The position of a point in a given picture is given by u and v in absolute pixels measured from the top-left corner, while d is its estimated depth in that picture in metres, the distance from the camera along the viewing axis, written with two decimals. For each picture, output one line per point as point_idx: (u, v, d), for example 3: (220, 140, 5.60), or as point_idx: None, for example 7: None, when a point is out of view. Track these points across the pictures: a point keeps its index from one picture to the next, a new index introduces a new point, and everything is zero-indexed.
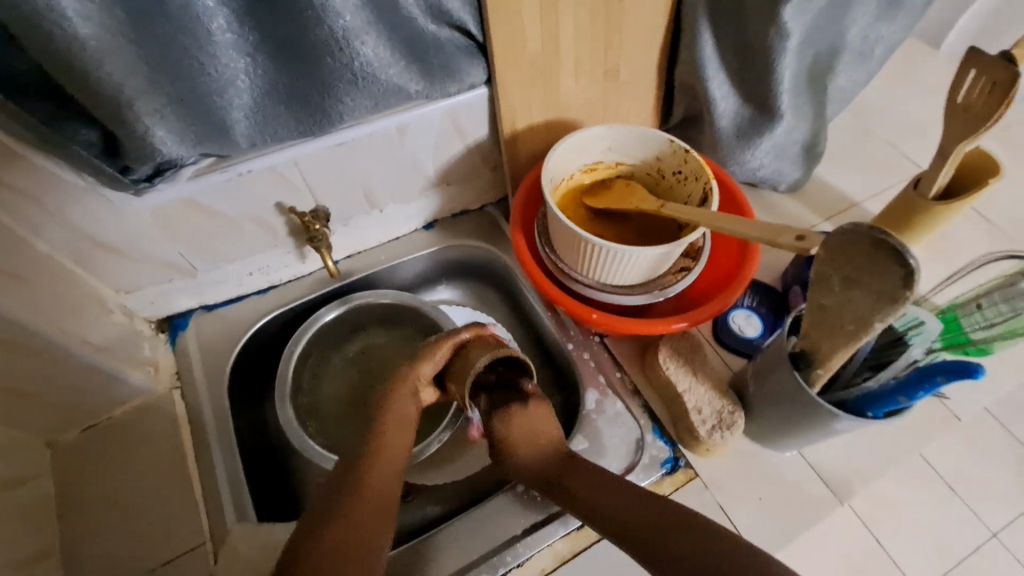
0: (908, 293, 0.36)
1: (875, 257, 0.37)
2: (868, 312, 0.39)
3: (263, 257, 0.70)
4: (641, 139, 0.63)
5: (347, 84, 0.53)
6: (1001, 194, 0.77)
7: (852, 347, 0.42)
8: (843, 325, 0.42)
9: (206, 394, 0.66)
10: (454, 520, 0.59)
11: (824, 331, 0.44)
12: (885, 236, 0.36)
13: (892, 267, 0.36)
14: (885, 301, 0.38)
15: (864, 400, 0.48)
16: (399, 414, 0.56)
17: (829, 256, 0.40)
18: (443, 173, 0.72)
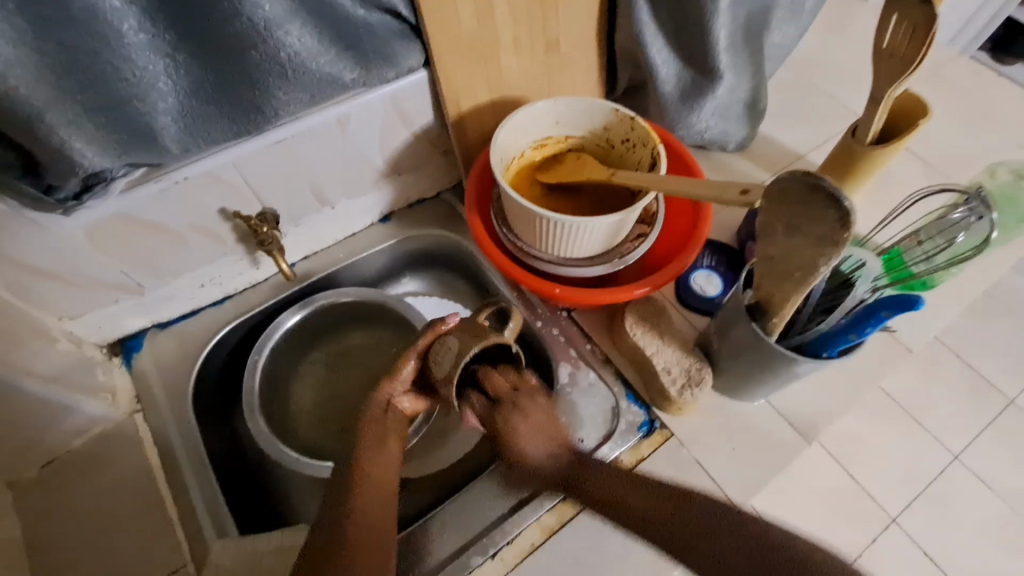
0: (846, 235, 0.37)
1: (812, 202, 0.38)
2: (812, 257, 0.40)
3: (215, 267, 0.67)
4: (586, 110, 0.63)
5: (276, 78, 0.51)
6: (935, 134, 0.81)
7: (802, 294, 0.44)
8: (791, 273, 0.43)
9: (170, 414, 0.64)
10: (443, 506, 0.60)
11: (775, 281, 0.45)
12: (819, 181, 0.37)
13: (829, 211, 0.38)
14: (826, 244, 0.39)
15: (819, 342, 0.50)
16: (378, 427, 0.56)
17: (770, 207, 0.41)
18: (393, 163, 0.71)
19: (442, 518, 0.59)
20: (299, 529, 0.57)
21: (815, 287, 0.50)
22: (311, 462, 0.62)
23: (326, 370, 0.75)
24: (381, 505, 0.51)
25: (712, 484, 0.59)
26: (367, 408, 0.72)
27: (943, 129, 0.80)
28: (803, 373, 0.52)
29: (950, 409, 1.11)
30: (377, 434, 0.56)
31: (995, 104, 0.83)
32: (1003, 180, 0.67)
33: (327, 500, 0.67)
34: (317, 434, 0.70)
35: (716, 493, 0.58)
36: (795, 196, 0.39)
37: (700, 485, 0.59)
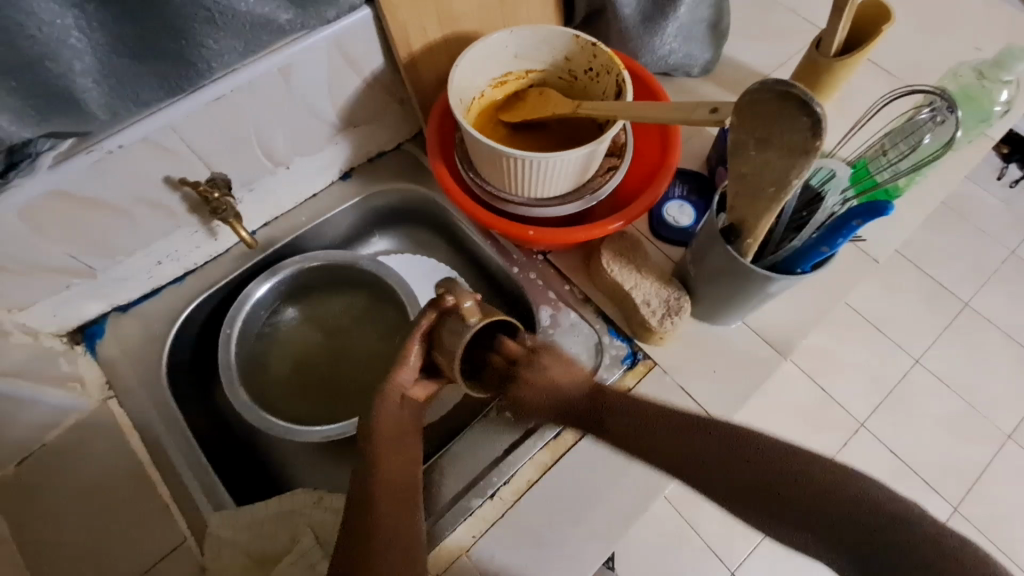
0: (818, 143, 0.37)
1: (783, 112, 0.37)
2: (786, 170, 0.40)
3: (169, 242, 0.64)
4: (544, 40, 0.60)
5: (203, 24, 0.47)
6: (895, 41, 0.80)
7: (774, 211, 0.44)
8: (764, 190, 0.43)
9: (146, 398, 0.62)
10: (449, 446, 0.61)
11: (748, 203, 0.45)
12: (790, 89, 0.36)
13: (801, 120, 0.37)
14: (798, 155, 0.38)
15: (792, 259, 0.50)
16: (395, 410, 0.53)
17: (742, 122, 0.40)
18: (346, 114, 0.67)
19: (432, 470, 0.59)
20: (296, 492, 0.56)
21: (787, 203, 0.50)
22: (300, 429, 0.61)
23: (306, 337, 0.73)
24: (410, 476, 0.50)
25: (695, 406, 0.61)
26: (350, 372, 0.71)
27: (904, 37, 0.80)
28: (778, 291, 0.53)
29: (902, 315, 1.30)
30: (395, 421, 0.52)
31: (953, 5, 0.82)
32: (963, 81, 0.67)
33: (321, 464, 0.67)
34: (301, 401, 0.69)
35: (700, 415, 0.60)
36: (767, 106, 0.38)
37: (684, 410, 0.61)
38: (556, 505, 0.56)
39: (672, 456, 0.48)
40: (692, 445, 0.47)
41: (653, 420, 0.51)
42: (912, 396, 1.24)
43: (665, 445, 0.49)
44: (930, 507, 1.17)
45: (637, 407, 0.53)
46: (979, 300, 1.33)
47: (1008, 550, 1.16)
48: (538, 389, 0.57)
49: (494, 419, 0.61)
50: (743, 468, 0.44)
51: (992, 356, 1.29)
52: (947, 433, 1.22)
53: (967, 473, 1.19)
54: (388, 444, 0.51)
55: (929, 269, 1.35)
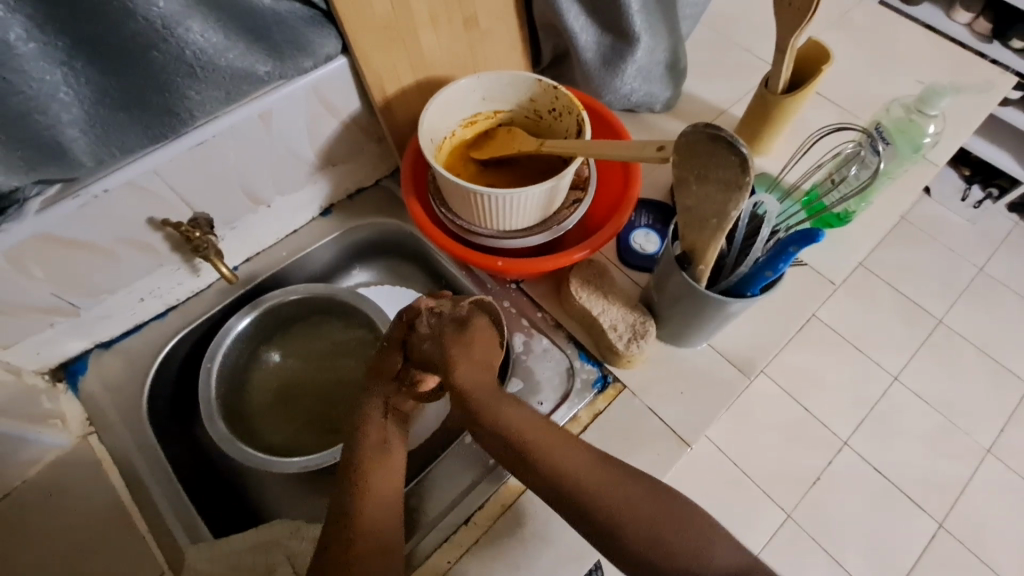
0: (748, 178, 0.40)
1: (714, 151, 0.41)
2: (723, 203, 0.43)
3: (151, 279, 0.66)
4: (510, 84, 0.64)
5: (185, 78, 0.50)
6: (844, 75, 0.85)
7: (719, 240, 0.47)
8: (708, 220, 0.46)
9: (127, 431, 0.64)
10: (446, 454, 0.65)
11: (696, 233, 0.49)
12: (718, 131, 0.40)
13: (731, 158, 0.40)
14: (733, 189, 0.42)
15: (743, 283, 0.54)
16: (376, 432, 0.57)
17: (681, 159, 0.44)
18: (325, 154, 0.70)
19: (422, 483, 0.63)
20: (275, 523, 0.58)
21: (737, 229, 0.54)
22: (279, 460, 0.62)
23: (286, 368, 0.74)
24: (388, 510, 0.53)
25: (662, 426, 0.63)
26: (330, 402, 0.72)
27: (851, 72, 0.85)
28: (730, 316, 0.57)
29: (879, 336, 1.30)
30: (378, 441, 0.56)
31: (895, 41, 0.89)
32: (897, 115, 0.72)
33: (301, 496, 0.68)
34: (281, 432, 0.70)
35: (668, 436, 0.62)
36: (700, 146, 0.42)
37: (652, 431, 0.63)
38: (528, 528, 0.57)
39: (578, 491, 0.49)
40: (618, 490, 0.50)
41: (571, 450, 0.52)
42: (892, 415, 1.26)
43: (573, 488, 0.49)
44: (916, 524, 1.18)
45: (581, 455, 0.52)
46: (951, 317, 1.38)
47: (992, 564, 1.17)
48: (479, 350, 0.55)
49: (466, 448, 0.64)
50: (647, 539, 0.48)
51: (965, 371, 1.32)
52: (927, 448, 1.24)
53: (948, 489, 1.21)
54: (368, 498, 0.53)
55: (902, 286, 1.39)
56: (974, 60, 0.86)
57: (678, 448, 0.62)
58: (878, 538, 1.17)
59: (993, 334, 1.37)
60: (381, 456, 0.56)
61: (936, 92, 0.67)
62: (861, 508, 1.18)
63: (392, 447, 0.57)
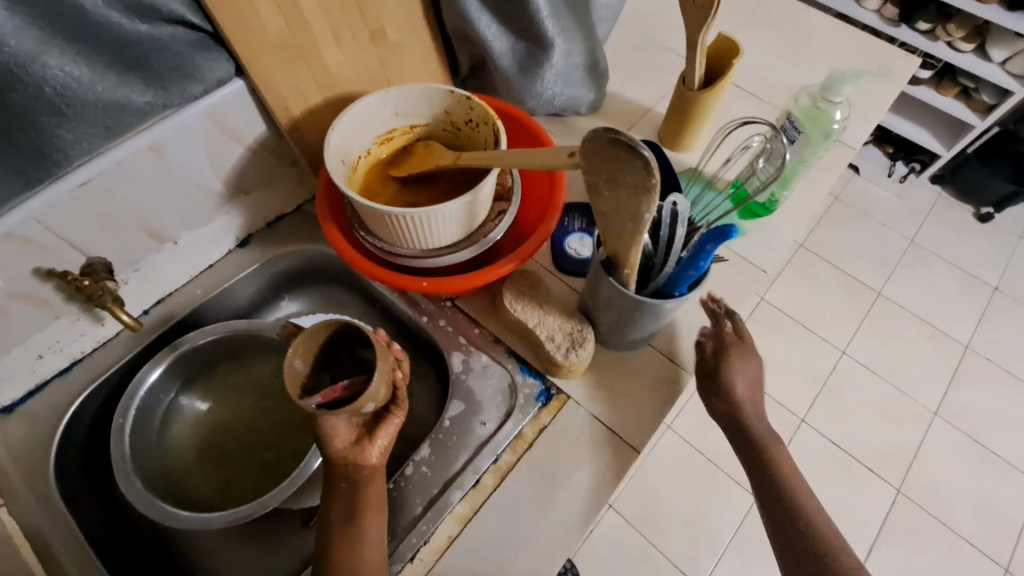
0: (653, 180, 0.39)
1: (618, 155, 0.40)
2: (635, 206, 0.42)
3: (48, 334, 0.60)
4: (422, 97, 0.62)
5: (52, 116, 0.46)
6: (761, 66, 0.87)
7: (638, 244, 0.46)
8: (626, 224, 0.45)
9: (32, 503, 0.58)
10: (423, 446, 0.62)
11: (616, 237, 0.47)
12: (617, 135, 0.39)
13: (635, 162, 0.39)
14: (641, 192, 0.41)
15: (670, 284, 0.54)
16: (343, 498, 0.53)
17: (590, 165, 0.43)
18: (234, 183, 0.66)
19: (402, 484, 0.60)
20: None
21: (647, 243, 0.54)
22: (203, 516, 0.58)
23: (214, 413, 0.70)
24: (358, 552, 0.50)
25: (610, 434, 0.62)
26: (264, 445, 0.68)
27: (767, 63, 0.87)
28: (664, 317, 0.57)
29: (823, 313, 1.38)
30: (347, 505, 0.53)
31: (806, 31, 0.91)
32: (805, 104, 0.74)
33: (238, 549, 0.64)
34: (211, 483, 0.66)
35: (616, 442, 0.61)
36: (604, 151, 0.41)
37: (601, 440, 0.61)
38: (475, 560, 0.56)
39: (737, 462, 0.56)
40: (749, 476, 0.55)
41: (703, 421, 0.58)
42: (844, 389, 1.30)
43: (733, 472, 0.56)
44: (876, 493, 1.21)
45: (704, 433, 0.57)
46: (891, 289, 1.43)
47: (955, 525, 1.20)
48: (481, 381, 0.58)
49: (440, 438, 0.62)
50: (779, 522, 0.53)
51: (908, 339, 1.38)
52: (879, 417, 1.28)
53: (903, 456, 1.25)
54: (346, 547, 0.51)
55: (841, 264, 1.45)
56: (881, 45, 0.89)
57: (628, 454, 0.61)
58: (841, 510, 1.19)
59: (930, 302, 1.43)
60: (353, 526, 0.51)
61: (839, 79, 0.68)
62: (822, 483, 1.21)
63: (366, 509, 0.52)
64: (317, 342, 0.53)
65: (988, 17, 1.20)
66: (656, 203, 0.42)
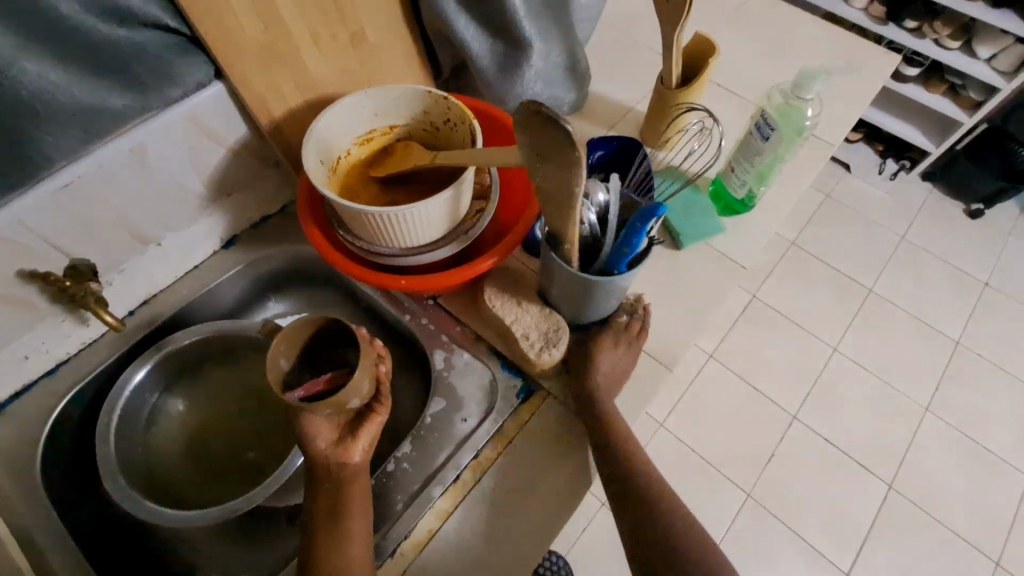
0: (578, 153, 0.40)
1: (540, 128, 0.41)
2: (566, 182, 0.43)
3: (34, 335, 0.61)
4: (400, 98, 0.63)
5: (29, 119, 0.47)
6: (742, 65, 0.88)
7: (573, 219, 0.47)
8: (557, 198, 0.46)
9: (16, 501, 0.58)
10: (404, 443, 0.62)
11: (553, 213, 0.48)
12: (537, 106, 0.40)
13: (555, 133, 0.40)
14: (567, 165, 0.42)
15: (609, 262, 0.55)
16: (327, 496, 0.54)
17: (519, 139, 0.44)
18: (217, 184, 0.67)
19: (383, 478, 0.61)
20: None
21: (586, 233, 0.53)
22: (186, 513, 0.58)
23: (201, 413, 0.71)
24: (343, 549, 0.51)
25: None
26: (250, 443, 0.69)
27: (748, 61, 0.88)
28: (609, 295, 0.58)
29: (814, 311, 1.39)
30: (331, 503, 0.53)
31: (787, 29, 0.92)
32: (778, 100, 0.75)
33: (223, 546, 0.64)
34: (197, 481, 0.67)
35: None
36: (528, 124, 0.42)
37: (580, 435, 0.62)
38: (454, 554, 0.57)
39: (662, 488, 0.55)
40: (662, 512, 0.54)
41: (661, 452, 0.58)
42: (835, 386, 1.31)
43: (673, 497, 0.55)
44: (868, 489, 1.22)
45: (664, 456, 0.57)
46: (882, 287, 1.44)
47: (947, 522, 1.21)
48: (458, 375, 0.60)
49: (421, 433, 0.63)
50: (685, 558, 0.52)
51: (899, 336, 1.38)
52: (870, 414, 1.29)
53: (894, 453, 1.26)
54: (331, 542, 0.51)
55: (832, 261, 1.46)
56: (862, 43, 0.90)
57: None
58: (831, 506, 1.20)
59: (921, 299, 1.44)
60: (337, 522, 0.52)
61: (809, 74, 0.66)
62: (813, 479, 1.21)
63: (350, 505, 0.53)
64: (299, 340, 0.55)
65: (974, 15, 1.21)
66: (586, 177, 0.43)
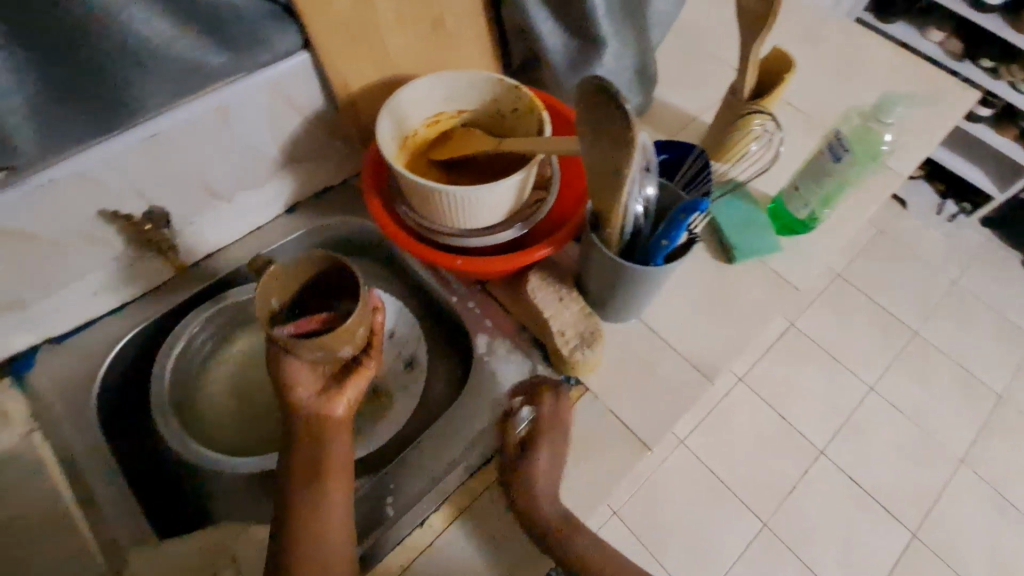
0: (632, 132, 0.42)
1: (600, 105, 0.43)
2: (616, 160, 0.45)
3: (108, 272, 0.65)
4: (474, 83, 0.64)
5: (131, 68, 0.50)
6: (813, 85, 0.87)
7: (621, 201, 0.48)
8: (606, 178, 0.47)
9: (72, 428, 0.62)
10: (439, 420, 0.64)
11: (600, 193, 0.50)
12: (600, 81, 0.42)
13: (615, 111, 0.42)
14: (621, 144, 0.44)
15: (648, 252, 0.56)
16: (305, 458, 0.53)
17: (580, 115, 0.46)
18: (288, 150, 0.69)
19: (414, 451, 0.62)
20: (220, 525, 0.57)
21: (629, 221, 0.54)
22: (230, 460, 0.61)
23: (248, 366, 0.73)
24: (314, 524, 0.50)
25: (625, 430, 0.62)
26: None
27: (820, 82, 0.87)
28: (647, 286, 0.58)
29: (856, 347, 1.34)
30: (308, 466, 0.53)
31: (863, 53, 0.90)
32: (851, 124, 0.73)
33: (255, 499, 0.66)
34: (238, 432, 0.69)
35: (628, 439, 0.62)
36: (588, 100, 0.44)
37: (614, 435, 0.62)
38: (478, 535, 0.57)
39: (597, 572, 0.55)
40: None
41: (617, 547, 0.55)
42: (868, 425, 1.27)
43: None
44: (891, 535, 1.18)
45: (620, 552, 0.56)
46: (928, 329, 1.39)
47: None
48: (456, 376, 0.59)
49: (458, 412, 0.64)
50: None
51: (940, 383, 1.33)
52: (902, 458, 1.25)
53: (923, 501, 1.21)
54: (302, 511, 0.51)
55: (880, 297, 1.41)
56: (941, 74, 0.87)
57: (638, 452, 0.61)
58: (850, 547, 1.16)
59: (969, 347, 1.38)
60: (314, 492, 0.52)
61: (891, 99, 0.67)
62: (835, 517, 1.18)
63: (329, 472, 0.53)
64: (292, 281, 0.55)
65: None
66: (638, 154, 0.45)
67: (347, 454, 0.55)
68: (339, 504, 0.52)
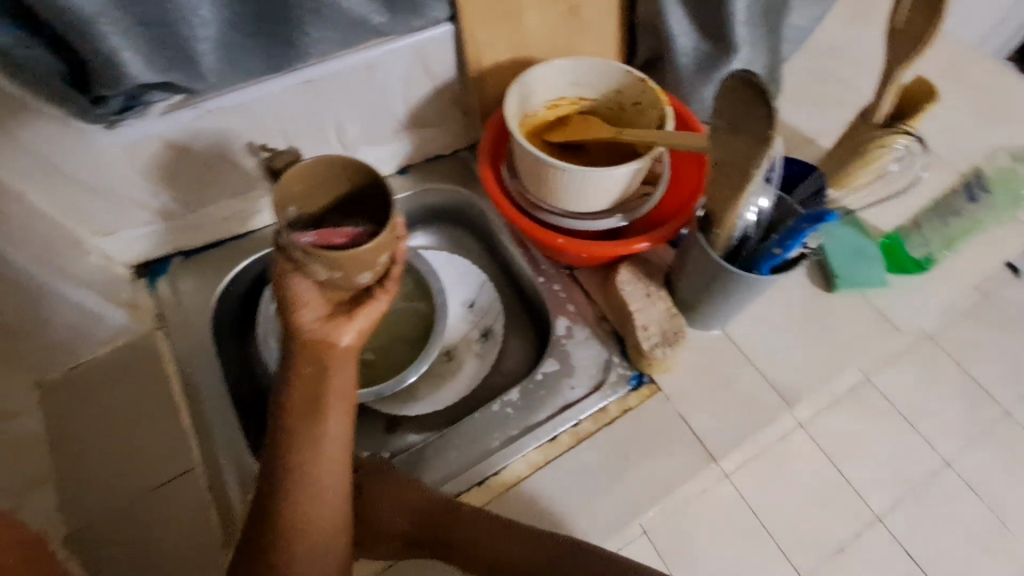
0: (774, 131, 0.43)
1: (747, 102, 0.44)
2: (747, 157, 0.46)
3: (241, 201, 0.72)
4: (601, 72, 0.65)
5: (309, 15, 0.54)
6: (948, 125, 0.82)
7: (741, 202, 0.49)
8: (731, 175, 0.48)
9: (188, 332, 0.69)
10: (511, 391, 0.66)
11: (719, 192, 0.50)
12: (752, 76, 0.43)
13: (761, 109, 0.43)
14: (759, 141, 0.44)
15: (754, 261, 0.55)
16: (309, 380, 0.54)
17: (717, 110, 0.47)
18: (414, 114, 0.73)
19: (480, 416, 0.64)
20: None
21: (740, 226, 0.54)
22: None
23: None
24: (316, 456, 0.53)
25: (693, 437, 0.62)
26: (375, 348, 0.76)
27: (957, 123, 0.82)
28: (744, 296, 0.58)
29: None
30: (310, 391, 0.54)
31: (1011, 99, 0.84)
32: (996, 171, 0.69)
33: None
34: None
35: (695, 446, 0.61)
36: (733, 97, 0.45)
37: (680, 439, 0.62)
38: (534, 507, 0.59)
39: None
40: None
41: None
42: None
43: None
44: None
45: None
46: None
47: None
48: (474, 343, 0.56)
49: (529, 386, 0.66)
50: None
51: None
52: None
53: None
54: (303, 438, 0.53)
55: None
56: None
57: (703, 460, 0.61)
58: None
59: None
60: (314, 416, 0.54)
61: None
62: None
63: (327, 398, 0.54)
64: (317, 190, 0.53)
65: None
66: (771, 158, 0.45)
67: (348, 382, 0.56)
68: (338, 434, 0.55)
